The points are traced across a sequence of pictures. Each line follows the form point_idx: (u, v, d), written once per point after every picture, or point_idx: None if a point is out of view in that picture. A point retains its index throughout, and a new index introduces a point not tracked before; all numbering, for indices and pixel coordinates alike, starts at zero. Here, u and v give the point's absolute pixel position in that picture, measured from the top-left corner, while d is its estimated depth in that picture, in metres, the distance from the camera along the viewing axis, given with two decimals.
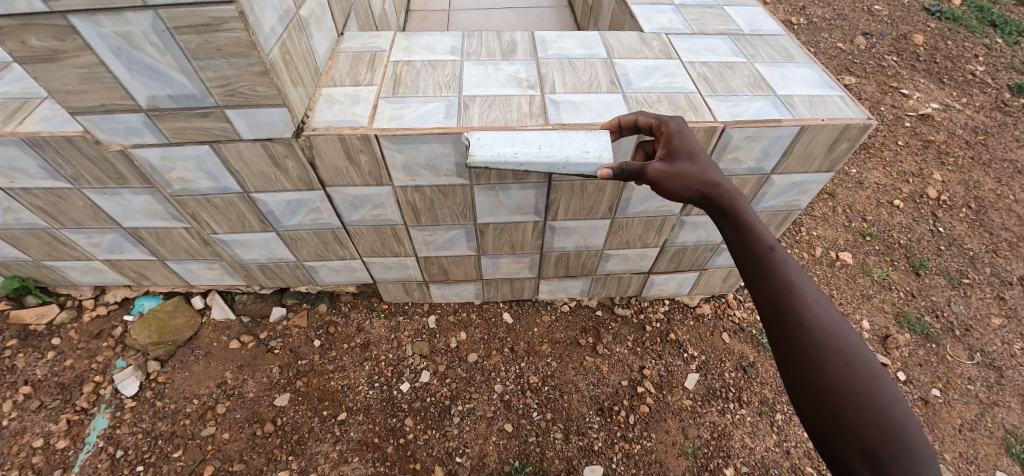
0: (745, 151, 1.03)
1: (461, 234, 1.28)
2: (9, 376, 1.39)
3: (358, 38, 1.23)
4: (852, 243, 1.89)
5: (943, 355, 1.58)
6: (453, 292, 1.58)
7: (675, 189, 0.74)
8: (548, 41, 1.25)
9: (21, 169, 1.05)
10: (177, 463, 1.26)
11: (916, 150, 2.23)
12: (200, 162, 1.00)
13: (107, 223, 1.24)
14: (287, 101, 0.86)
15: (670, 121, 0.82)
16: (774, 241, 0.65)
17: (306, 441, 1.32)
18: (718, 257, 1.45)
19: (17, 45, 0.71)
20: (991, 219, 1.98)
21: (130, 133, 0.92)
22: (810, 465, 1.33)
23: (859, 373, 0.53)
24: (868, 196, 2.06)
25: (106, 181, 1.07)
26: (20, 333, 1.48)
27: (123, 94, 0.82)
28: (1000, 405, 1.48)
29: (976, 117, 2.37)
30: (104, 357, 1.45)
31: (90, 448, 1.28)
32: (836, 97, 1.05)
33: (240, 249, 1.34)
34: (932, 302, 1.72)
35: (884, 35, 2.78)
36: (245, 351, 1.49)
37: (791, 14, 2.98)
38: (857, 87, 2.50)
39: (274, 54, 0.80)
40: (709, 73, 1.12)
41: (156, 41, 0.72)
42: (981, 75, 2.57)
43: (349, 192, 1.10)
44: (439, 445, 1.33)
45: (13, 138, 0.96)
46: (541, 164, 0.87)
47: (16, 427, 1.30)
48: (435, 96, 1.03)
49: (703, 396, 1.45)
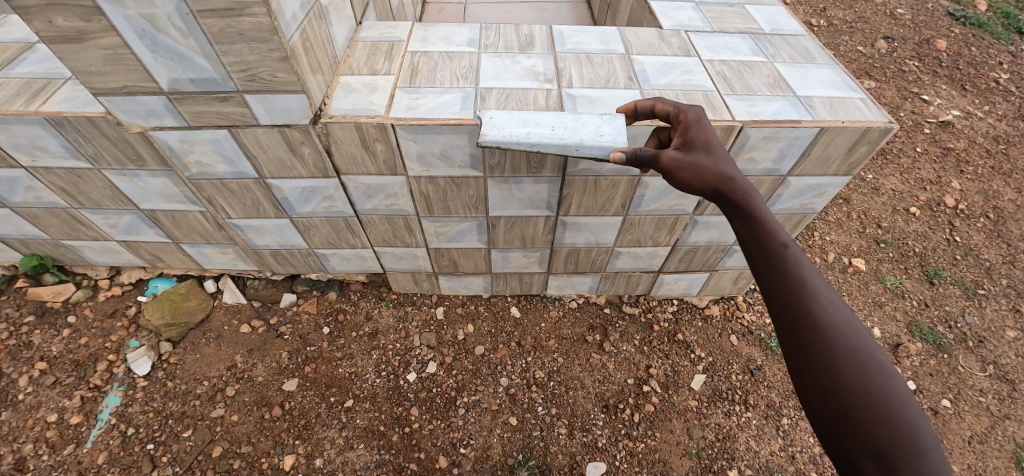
0: (762, 151, 1.02)
1: (472, 227, 1.29)
2: (26, 352, 1.42)
3: (376, 27, 1.23)
4: (865, 249, 1.86)
5: (955, 366, 1.56)
6: (462, 284, 1.59)
7: (687, 179, 0.74)
8: (566, 36, 1.25)
9: (43, 147, 1.06)
10: (187, 443, 1.28)
11: (935, 157, 2.19)
12: (218, 146, 1.00)
13: (125, 204, 1.26)
14: (306, 87, 0.86)
15: (689, 109, 0.82)
16: (789, 239, 0.63)
17: (312, 426, 1.33)
18: (729, 258, 1.44)
19: (45, 25, 0.72)
20: (1010, 229, 1.94)
21: (151, 116, 0.93)
22: (814, 471, 1.32)
23: (872, 374, 0.52)
24: (884, 202, 2.03)
25: (126, 162, 1.09)
26: (37, 310, 1.51)
27: (145, 77, 0.83)
28: (1011, 419, 1.45)
29: (999, 126, 2.32)
30: (118, 336, 1.48)
31: (103, 425, 1.30)
32: (857, 99, 1.04)
33: (253, 234, 1.35)
34: (946, 312, 1.70)
35: (906, 39, 2.73)
36: (256, 335, 1.50)
37: (812, 15, 2.93)
38: (877, 91, 2.46)
39: (295, 40, 0.81)
40: (729, 71, 1.10)
41: (180, 24, 0.72)
42: (1005, 83, 2.51)
43: (363, 180, 1.10)
44: (444, 435, 1.34)
45: (36, 118, 0.98)
46: (553, 145, 0.85)
47: (32, 401, 1.33)
48: (452, 88, 1.03)
49: (710, 397, 1.44)
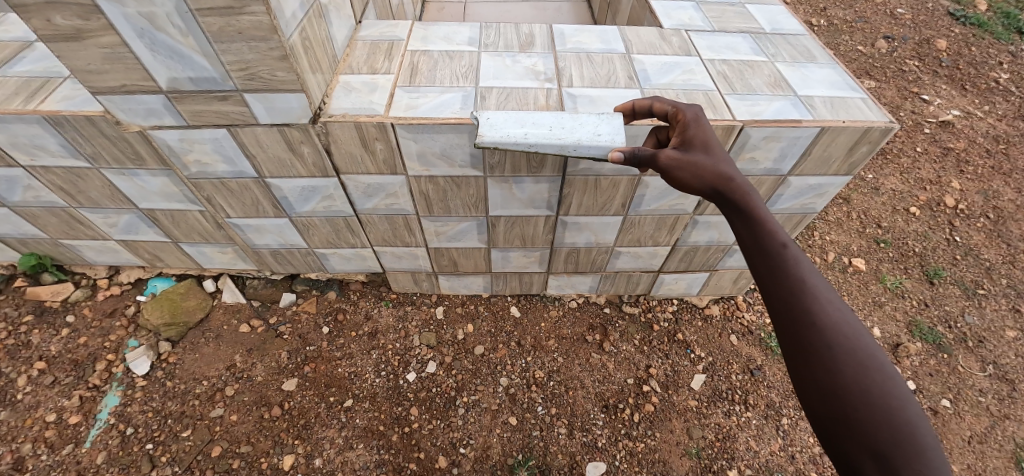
0: (763, 151, 1.02)
1: (472, 227, 1.29)
2: (25, 352, 1.42)
3: (376, 26, 1.22)
4: (865, 249, 1.86)
5: (954, 366, 1.56)
6: (462, 284, 1.58)
7: (686, 178, 0.73)
8: (566, 35, 1.24)
9: (42, 146, 1.06)
10: (186, 442, 1.28)
11: (935, 157, 2.19)
12: (217, 145, 1.00)
13: (124, 203, 1.26)
14: (306, 87, 0.86)
15: (688, 108, 0.81)
16: (788, 239, 0.63)
17: (312, 425, 1.33)
18: (729, 258, 1.44)
19: (43, 23, 0.72)
20: (1010, 229, 1.94)
21: (150, 115, 0.93)
22: (814, 471, 1.32)
23: (871, 374, 0.52)
24: (884, 202, 2.02)
25: (125, 161, 1.09)
26: (36, 309, 1.51)
27: (144, 76, 0.82)
28: (1011, 419, 1.45)
29: (999, 126, 2.32)
30: (117, 335, 1.47)
31: (102, 425, 1.30)
32: (858, 99, 1.04)
33: (252, 233, 1.35)
34: (946, 312, 1.70)
35: (907, 39, 2.73)
36: (255, 335, 1.50)
37: (812, 14, 2.92)
38: (876, 91, 2.46)
39: (295, 39, 0.80)
40: (729, 71, 1.10)
41: (179, 23, 0.72)
42: (1005, 83, 2.51)
43: (363, 180, 1.10)
44: (443, 435, 1.34)
45: (35, 116, 0.97)
46: (552, 145, 0.85)
47: (31, 401, 1.33)
48: (452, 87, 1.03)
49: (710, 397, 1.44)
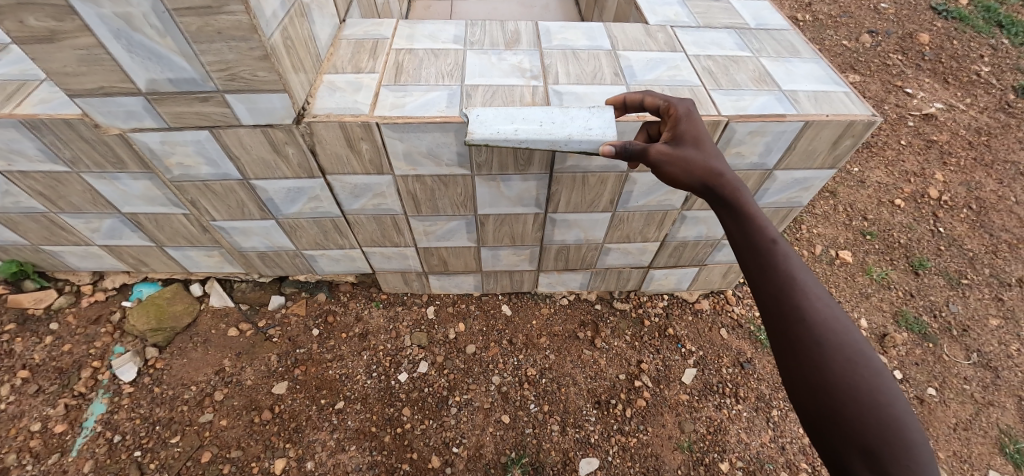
0: (749, 145, 1.02)
1: (461, 226, 1.28)
2: (8, 360, 1.40)
3: (360, 24, 1.21)
4: (852, 242, 1.89)
5: (939, 355, 1.59)
6: (452, 283, 1.58)
7: (676, 174, 0.74)
8: (553, 32, 1.24)
9: (19, 151, 1.04)
10: (175, 449, 1.27)
11: (919, 150, 2.22)
12: (200, 147, 0.99)
13: (106, 208, 1.24)
14: (288, 86, 0.85)
15: (679, 103, 0.81)
16: (777, 234, 0.63)
17: (303, 429, 1.32)
18: (717, 253, 1.45)
19: (16, 25, 0.70)
20: (992, 220, 1.98)
21: (130, 117, 0.91)
22: (805, 461, 1.33)
23: (860, 370, 0.52)
24: (870, 194, 2.05)
25: (105, 165, 1.07)
26: (18, 317, 1.48)
27: (122, 77, 0.81)
28: (994, 405, 1.48)
29: (981, 118, 2.36)
30: (103, 342, 1.45)
31: (89, 433, 1.28)
32: (841, 93, 1.05)
33: (239, 236, 1.33)
34: (931, 302, 1.72)
35: (890, 33, 2.76)
36: (244, 338, 1.49)
37: (797, 10, 2.95)
38: (862, 85, 2.49)
39: (276, 38, 0.79)
40: (715, 66, 1.11)
41: (157, 23, 0.71)
42: (986, 75, 2.56)
43: (350, 180, 1.09)
44: (436, 435, 1.33)
45: (11, 120, 0.95)
46: (542, 141, 0.85)
47: (15, 411, 1.30)
48: (438, 85, 1.02)
49: (701, 390, 1.45)
